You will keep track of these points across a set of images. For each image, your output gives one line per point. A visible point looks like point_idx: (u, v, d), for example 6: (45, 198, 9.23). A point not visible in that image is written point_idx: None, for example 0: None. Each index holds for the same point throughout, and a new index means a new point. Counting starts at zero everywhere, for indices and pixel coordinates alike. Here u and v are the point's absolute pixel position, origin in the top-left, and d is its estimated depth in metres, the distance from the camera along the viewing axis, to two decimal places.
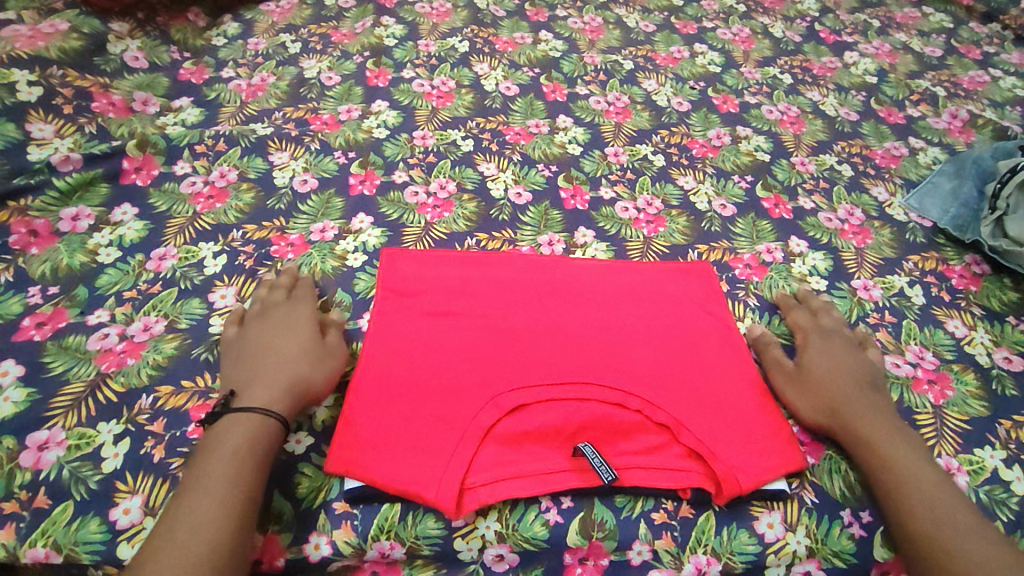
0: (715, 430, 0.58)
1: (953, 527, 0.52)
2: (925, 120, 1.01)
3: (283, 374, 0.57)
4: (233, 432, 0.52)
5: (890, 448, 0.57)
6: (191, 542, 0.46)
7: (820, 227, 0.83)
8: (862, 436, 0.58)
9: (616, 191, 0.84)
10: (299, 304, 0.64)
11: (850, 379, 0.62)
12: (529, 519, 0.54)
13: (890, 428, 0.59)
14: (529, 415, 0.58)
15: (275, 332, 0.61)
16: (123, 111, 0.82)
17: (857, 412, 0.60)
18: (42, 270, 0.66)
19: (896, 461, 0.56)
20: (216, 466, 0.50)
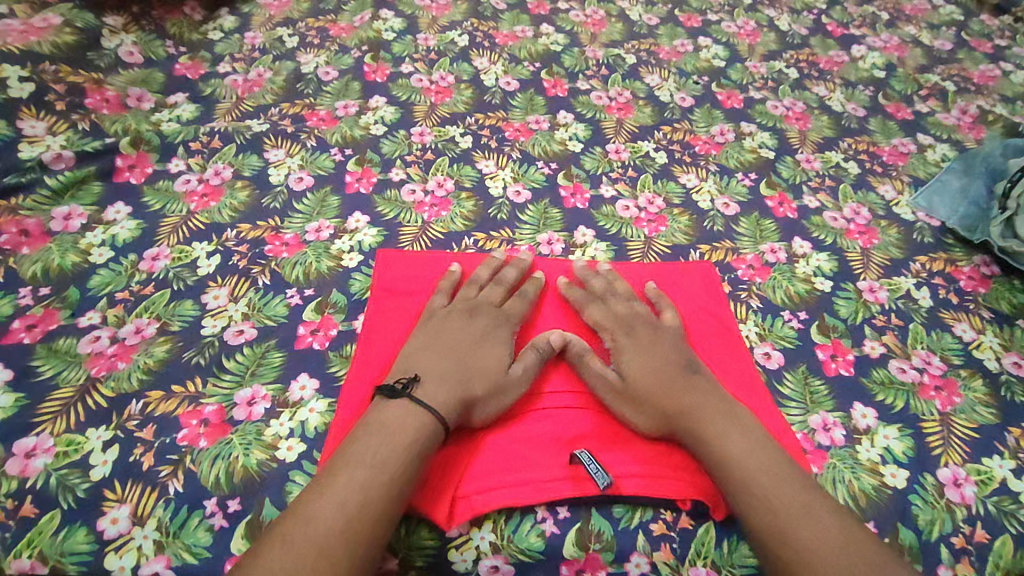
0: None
1: (802, 523, 0.50)
2: (934, 116, 0.99)
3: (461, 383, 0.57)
4: (419, 423, 0.53)
5: (734, 442, 0.55)
6: (362, 528, 0.47)
7: (824, 227, 0.81)
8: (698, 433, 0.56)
9: (617, 190, 0.83)
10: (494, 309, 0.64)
11: (677, 374, 0.60)
12: (524, 529, 0.54)
13: (721, 416, 0.57)
14: (524, 423, 0.58)
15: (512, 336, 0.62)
16: (117, 107, 0.80)
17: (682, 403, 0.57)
18: (34, 270, 0.66)
19: (736, 459, 0.54)
20: (406, 457, 0.51)
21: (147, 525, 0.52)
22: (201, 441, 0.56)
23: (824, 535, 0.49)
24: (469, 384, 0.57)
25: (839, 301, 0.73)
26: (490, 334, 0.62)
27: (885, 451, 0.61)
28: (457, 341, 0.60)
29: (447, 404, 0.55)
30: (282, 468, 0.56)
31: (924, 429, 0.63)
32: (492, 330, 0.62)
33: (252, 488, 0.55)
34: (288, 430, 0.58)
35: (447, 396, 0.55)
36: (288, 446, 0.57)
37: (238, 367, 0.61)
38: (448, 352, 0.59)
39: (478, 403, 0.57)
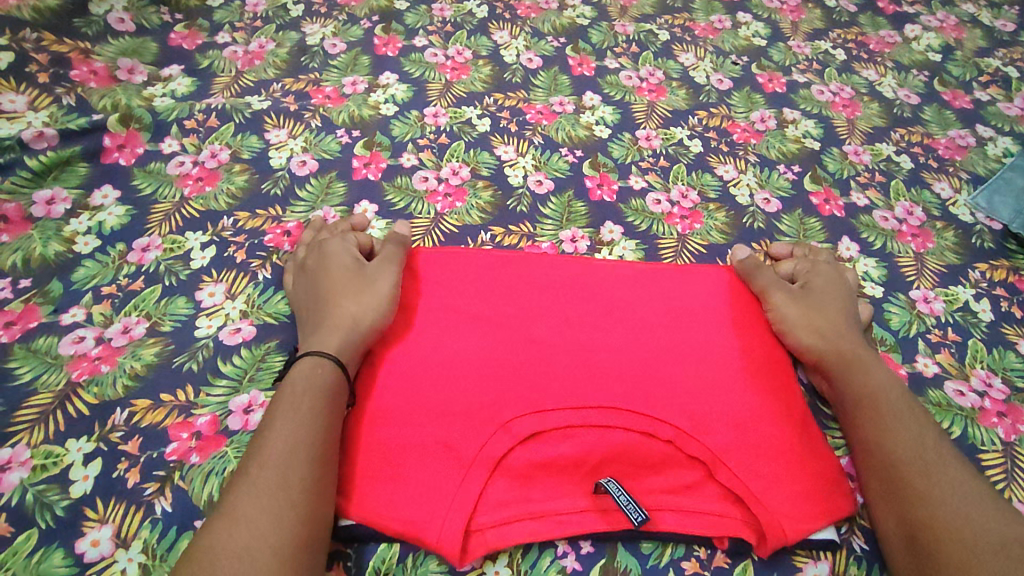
0: (755, 466, 0.51)
1: (932, 462, 0.50)
2: (995, 105, 0.90)
3: (339, 326, 0.53)
4: (298, 378, 0.50)
5: (880, 380, 0.55)
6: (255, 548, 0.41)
7: (874, 228, 0.74)
8: (851, 364, 0.56)
9: (648, 181, 0.76)
10: (327, 262, 0.59)
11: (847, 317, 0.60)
12: (543, 565, 0.48)
13: (876, 362, 0.57)
14: (547, 441, 0.51)
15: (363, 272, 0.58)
16: (106, 80, 0.74)
17: (842, 340, 0.58)
18: (14, 260, 0.60)
19: (882, 394, 0.54)
20: (266, 477, 0.44)
21: (131, 547, 0.47)
22: (193, 456, 0.51)
23: (943, 480, 0.49)
24: (336, 313, 0.54)
25: (891, 311, 0.66)
26: (331, 264, 0.58)
27: None
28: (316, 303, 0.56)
29: (329, 338, 0.52)
30: None
31: (985, 460, 0.57)
32: (332, 260, 0.59)
33: None
34: None
35: (327, 334, 0.53)
36: None
37: (235, 371, 0.56)
38: (310, 313, 0.56)
39: (363, 317, 0.54)
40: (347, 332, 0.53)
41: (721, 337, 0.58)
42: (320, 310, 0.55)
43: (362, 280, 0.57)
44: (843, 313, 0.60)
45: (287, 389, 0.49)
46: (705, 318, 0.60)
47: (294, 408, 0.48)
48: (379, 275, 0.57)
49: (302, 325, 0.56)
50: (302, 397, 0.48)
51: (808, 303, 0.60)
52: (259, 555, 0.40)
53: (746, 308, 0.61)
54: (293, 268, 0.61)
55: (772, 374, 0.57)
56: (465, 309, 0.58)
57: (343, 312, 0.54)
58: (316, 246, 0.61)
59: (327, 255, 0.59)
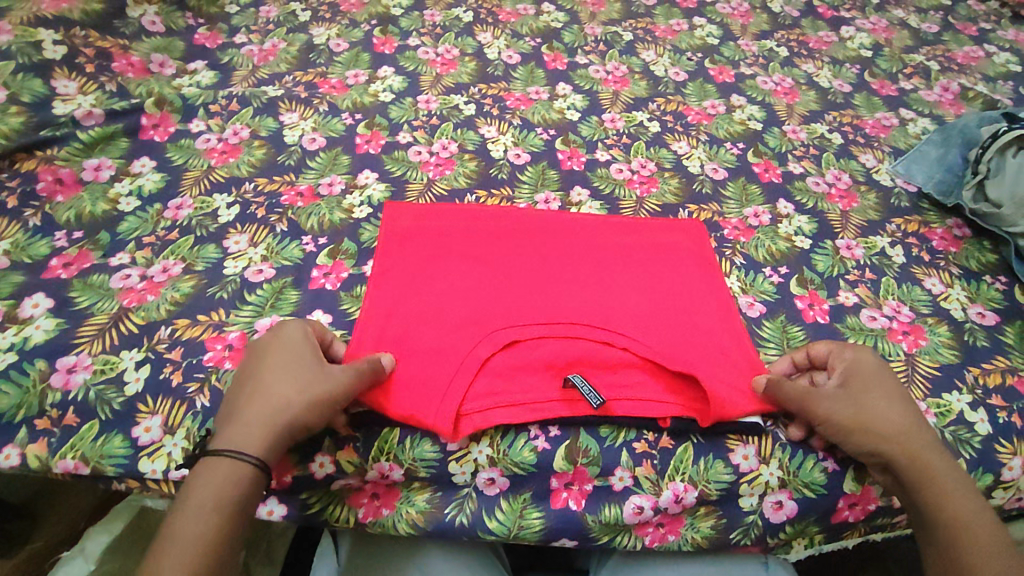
0: (692, 366, 0.62)
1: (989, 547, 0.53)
2: (917, 93, 1.03)
3: (264, 419, 0.53)
4: (206, 480, 0.50)
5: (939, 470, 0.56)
6: None
7: (807, 192, 0.86)
8: (921, 465, 0.56)
9: (611, 154, 0.88)
10: (283, 346, 0.57)
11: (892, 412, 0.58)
12: (518, 445, 0.59)
13: (943, 458, 0.57)
14: (523, 349, 0.62)
15: (308, 362, 0.56)
16: (141, 72, 0.85)
17: (896, 428, 0.57)
18: (68, 216, 0.71)
19: (954, 496, 0.55)
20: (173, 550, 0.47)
21: (176, 434, 0.57)
22: (226, 362, 0.61)
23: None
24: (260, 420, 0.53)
25: (818, 257, 0.78)
26: (284, 348, 0.57)
27: None
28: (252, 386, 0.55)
29: (245, 437, 0.52)
30: (313, 436, 0.58)
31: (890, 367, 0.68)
32: (291, 352, 0.56)
33: None
34: None
35: (244, 438, 0.52)
36: (320, 461, 0.58)
37: (258, 299, 0.66)
38: (235, 402, 0.54)
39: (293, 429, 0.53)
40: (266, 434, 0.52)
41: (673, 274, 0.69)
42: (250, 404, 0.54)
43: (300, 385, 0.54)
44: (893, 407, 0.59)
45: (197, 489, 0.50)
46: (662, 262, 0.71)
47: (190, 520, 0.48)
48: (324, 374, 0.55)
49: (227, 409, 0.54)
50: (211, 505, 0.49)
51: (842, 398, 0.59)
52: None
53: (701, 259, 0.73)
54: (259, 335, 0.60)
55: (715, 301, 0.68)
56: (455, 250, 0.69)
57: (276, 403, 0.53)
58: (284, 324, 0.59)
59: (287, 334, 0.58)
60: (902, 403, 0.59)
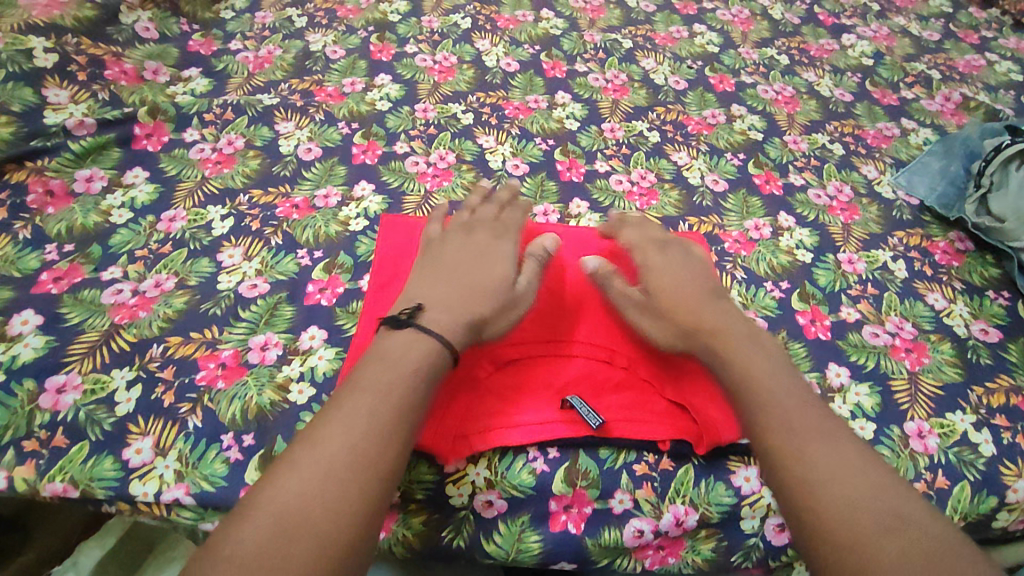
0: (690, 386, 0.62)
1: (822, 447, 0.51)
2: (918, 102, 1.03)
3: (461, 313, 0.59)
4: (403, 355, 0.54)
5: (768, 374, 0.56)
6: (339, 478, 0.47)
7: (808, 204, 0.85)
8: (743, 368, 0.57)
9: (611, 165, 0.87)
10: (498, 255, 0.67)
11: (715, 317, 0.61)
12: (517, 467, 0.58)
13: (762, 359, 0.58)
14: (521, 369, 0.62)
15: (506, 269, 0.65)
16: (135, 79, 0.84)
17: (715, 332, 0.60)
18: (59, 228, 0.70)
19: (773, 396, 0.54)
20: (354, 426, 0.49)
21: (168, 455, 0.56)
22: (219, 382, 0.60)
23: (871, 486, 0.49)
24: (469, 314, 0.60)
25: (819, 271, 0.77)
26: (496, 256, 0.66)
27: (855, 406, 0.65)
28: (450, 278, 0.63)
29: (453, 318, 0.59)
30: None
31: (893, 386, 0.67)
32: (483, 261, 0.65)
33: (266, 425, 0.58)
34: (298, 374, 0.61)
35: (446, 324, 0.58)
36: None
37: (252, 316, 0.65)
38: (450, 291, 0.62)
39: (475, 334, 0.60)
40: (469, 324, 0.59)
41: None
42: (458, 296, 0.61)
43: (506, 296, 0.63)
44: (712, 310, 0.62)
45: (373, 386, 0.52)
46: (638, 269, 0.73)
47: (365, 398, 0.51)
48: (522, 296, 0.64)
49: (429, 293, 0.61)
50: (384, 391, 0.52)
51: (665, 306, 0.63)
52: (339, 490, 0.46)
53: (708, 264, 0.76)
54: (462, 233, 0.69)
55: None
56: None
57: (474, 304, 0.60)
58: (468, 233, 0.69)
59: (492, 245, 0.68)
60: (729, 306, 0.63)
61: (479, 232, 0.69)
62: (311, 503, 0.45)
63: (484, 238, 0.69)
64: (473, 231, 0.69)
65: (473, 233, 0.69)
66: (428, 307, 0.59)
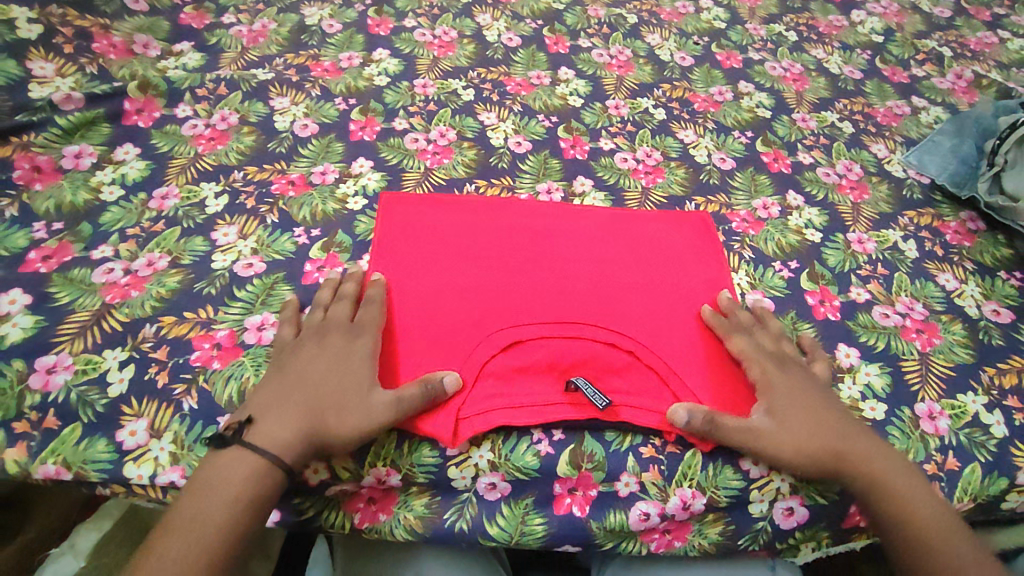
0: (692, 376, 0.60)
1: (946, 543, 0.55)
2: (929, 80, 1.00)
3: (302, 424, 0.52)
4: (231, 481, 0.50)
5: (899, 487, 0.56)
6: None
7: (818, 182, 0.83)
8: (876, 475, 0.56)
9: (616, 143, 0.84)
10: (359, 339, 0.58)
11: (833, 418, 0.58)
12: (521, 450, 0.57)
13: (890, 468, 0.57)
14: (524, 350, 0.60)
15: (362, 369, 0.56)
16: (124, 53, 0.81)
17: (842, 441, 0.57)
18: (47, 206, 0.67)
19: (904, 501, 0.56)
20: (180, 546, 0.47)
21: (162, 438, 0.54)
22: (215, 363, 0.58)
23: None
24: (323, 419, 0.53)
25: (828, 251, 0.75)
26: (356, 346, 0.57)
27: (866, 386, 0.64)
28: (303, 374, 0.55)
29: (282, 436, 0.52)
30: None
31: (904, 367, 0.66)
32: (343, 352, 0.57)
33: None
34: None
35: (291, 437, 0.52)
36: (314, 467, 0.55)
37: (248, 295, 0.63)
38: (302, 392, 0.54)
39: (330, 435, 0.53)
40: (304, 443, 0.52)
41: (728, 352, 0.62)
42: (309, 398, 0.54)
43: (355, 407, 0.53)
44: (821, 403, 0.59)
45: (192, 526, 0.48)
46: (704, 333, 0.63)
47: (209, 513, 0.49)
48: (374, 405, 0.53)
49: (274, 397, 0.54)
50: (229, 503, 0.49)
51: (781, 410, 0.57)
52: None
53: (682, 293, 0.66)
54: (328, 303, 0.61)
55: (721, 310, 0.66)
56: (451, 246, 0.66)
57: (315, 417, 0.53)
58: (337, 310, 0.60)
59: (361, 324, 0.59)
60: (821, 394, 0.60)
61: (349, 298, 0.61)
62: None
63: (346, 311, 0.60)
64: (344, 297, 0.61)
65: (342, 303, 0.61)
66: (268, 408, 0.53)
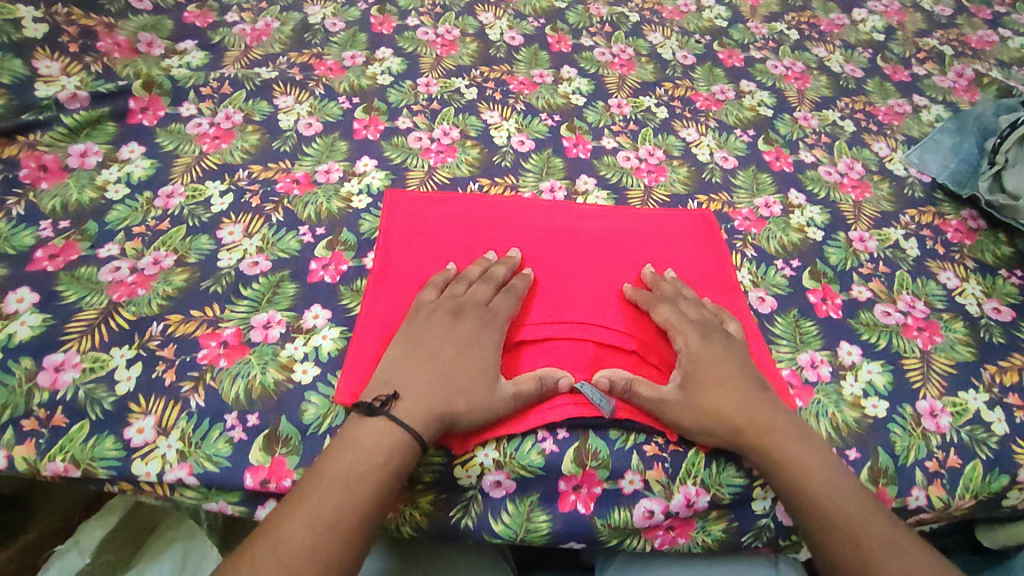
0: None
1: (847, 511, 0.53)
2: (930, 79, 1.01)
3: (438, 403, 0.54)
4: (376, 440, 0.51)
5: (801, 454, 0.56)
6: (321, 540, 0.47)
7: (819, 181, 0.83)
8: (774, 450, 0.56)
9: (618, 142, 0.85)
10: (490, 327, 0.59)
11: (743, 392, 0.58)
12: (526, 448, 0.57)
13: (793, 435, 0.56)
14: (528, 355, 0.60)
15: (489, 356, 0.58)
16: (129, 52, 0.82)
17: (745, 407, 0.57)
18: (53, 204, 0.68)
19: (806, 474, 0.55)
20: (331, 496, 0.49)
21: (170, 435, 0.55)
22: (221, 360, 0.59)
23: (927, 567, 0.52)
24: (449, 399, 0.54)
25: (830, 249, 0.76)
26: (483, 333, 0.59)
27: (868, 384, 0.65)
28: (435, 352, 0.57)
29: (423, 416, 0.53)
30: (314, 437, 0.56)
31: (905, 365, 0.66)
32: (472, 335, 0.58)
33: (270, 404, 0.57)
34: (302, 354, 0.60)
35: (422, 415, 0.53)
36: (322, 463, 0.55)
37: (254, 294, 0.64)
38: (433, 368, 0.56)
39: (460, 419, 0.54)
40: (438, 425, 0.54)
41: None
42: (439, 374, 0.55)
43: (484, 395, 0.55)
44: (730, 374, 0.59)
45: (341, 476, 0.49)
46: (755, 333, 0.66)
47: (357, 462, 0.50)
48: (501, 399, 0.55)
49: (407, 371, 0.55)
50: (374, 453, 0.51)
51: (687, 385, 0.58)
52: (317, 555, 0.46)
53: (699, 287, 0.68)
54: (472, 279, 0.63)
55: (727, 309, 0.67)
56: (456, 246, 0.67)
57: (445, 401, 0.54)
58: (473, 291, 0.61)
59: (495, 309, 0.60)
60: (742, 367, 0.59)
61: (488, 280, 0.62)
62: (300, 555, 0.46)
63: (487, 292, 0.61)
64: (488, 277, 0.63)
65: (484, 284, 0.62)
66: (401, 384, 0.55)
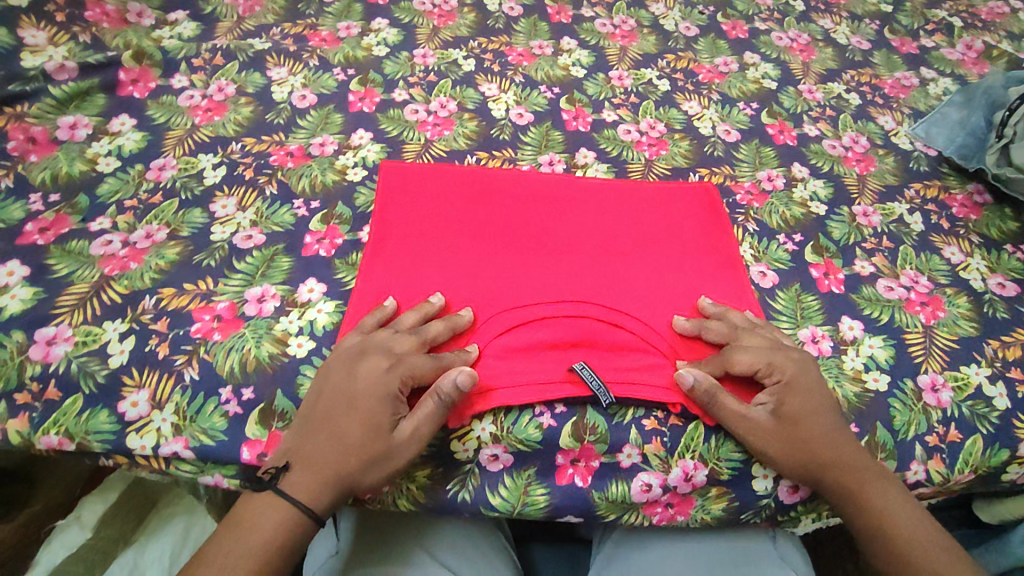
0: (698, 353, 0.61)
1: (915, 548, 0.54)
2: (938, 51, 0.98)
3: (331, 465, 0.51)
4: (256, 520, 0.49)
5: (879, 492, 0.55)
6: None
7: (823, 155, 0.82)
8: (853, 487, 0.55)
9: (619, 115, 0.83)
10: (389, 372, 0.53)
11: (828, 424, 0.56)
12: (523, 422, 0.57)
13: (873, 472, 0.56)
14: (527, 330, 0.60)
15: (391, 403, 0.52)
16: (118, 22, 0.80)
17: (833, 443, 0.56)
18: (43, 177, 0.67)
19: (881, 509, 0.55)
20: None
21: (165, 409, 0.54)
22: (215, 334, 0.58)
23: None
24: (340, 459, 0.51)
25: (833, 223, 0.75)
26: (385, 379, 0.53)
27: (869, 358, 0.64)
28: (331, 411, 0.52)
29: (314, 485, 0.50)
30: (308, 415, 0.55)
31: (907, 339, 0.66)
32: (371, 386, 0.53)
33: (265, 377, 0.57)
34: (297, 328, 0.59)
35: (317, 484, 0.50)
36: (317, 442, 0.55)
37: (248, 267, 0.63)
38: (326, 430, 0.52)
39: (360, 479, 0.51)
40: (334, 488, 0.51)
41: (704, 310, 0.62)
42: (333, 434, 0.52)
43: (382, 449, 0.51)
44: (816, 406, 0.57)
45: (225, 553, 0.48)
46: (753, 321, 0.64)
47: (241, 542, 0.49)
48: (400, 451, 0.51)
49: (303, 434, 0.52)
50: (260, 530, 0.49)
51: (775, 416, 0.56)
52: None
53: (701, 264, 0.67)
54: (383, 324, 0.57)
55: (729, 285, 0.66)
56: (454, 221, 0.66)
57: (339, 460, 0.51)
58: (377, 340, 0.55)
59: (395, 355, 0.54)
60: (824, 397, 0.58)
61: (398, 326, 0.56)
62: None
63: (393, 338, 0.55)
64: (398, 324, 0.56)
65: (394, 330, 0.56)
66: (296, 449, 0.52)
